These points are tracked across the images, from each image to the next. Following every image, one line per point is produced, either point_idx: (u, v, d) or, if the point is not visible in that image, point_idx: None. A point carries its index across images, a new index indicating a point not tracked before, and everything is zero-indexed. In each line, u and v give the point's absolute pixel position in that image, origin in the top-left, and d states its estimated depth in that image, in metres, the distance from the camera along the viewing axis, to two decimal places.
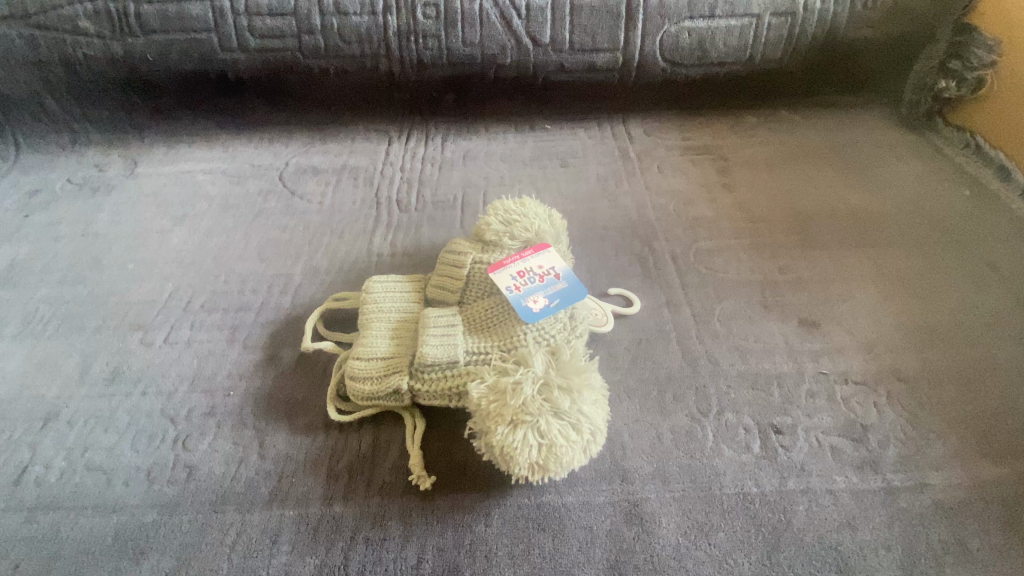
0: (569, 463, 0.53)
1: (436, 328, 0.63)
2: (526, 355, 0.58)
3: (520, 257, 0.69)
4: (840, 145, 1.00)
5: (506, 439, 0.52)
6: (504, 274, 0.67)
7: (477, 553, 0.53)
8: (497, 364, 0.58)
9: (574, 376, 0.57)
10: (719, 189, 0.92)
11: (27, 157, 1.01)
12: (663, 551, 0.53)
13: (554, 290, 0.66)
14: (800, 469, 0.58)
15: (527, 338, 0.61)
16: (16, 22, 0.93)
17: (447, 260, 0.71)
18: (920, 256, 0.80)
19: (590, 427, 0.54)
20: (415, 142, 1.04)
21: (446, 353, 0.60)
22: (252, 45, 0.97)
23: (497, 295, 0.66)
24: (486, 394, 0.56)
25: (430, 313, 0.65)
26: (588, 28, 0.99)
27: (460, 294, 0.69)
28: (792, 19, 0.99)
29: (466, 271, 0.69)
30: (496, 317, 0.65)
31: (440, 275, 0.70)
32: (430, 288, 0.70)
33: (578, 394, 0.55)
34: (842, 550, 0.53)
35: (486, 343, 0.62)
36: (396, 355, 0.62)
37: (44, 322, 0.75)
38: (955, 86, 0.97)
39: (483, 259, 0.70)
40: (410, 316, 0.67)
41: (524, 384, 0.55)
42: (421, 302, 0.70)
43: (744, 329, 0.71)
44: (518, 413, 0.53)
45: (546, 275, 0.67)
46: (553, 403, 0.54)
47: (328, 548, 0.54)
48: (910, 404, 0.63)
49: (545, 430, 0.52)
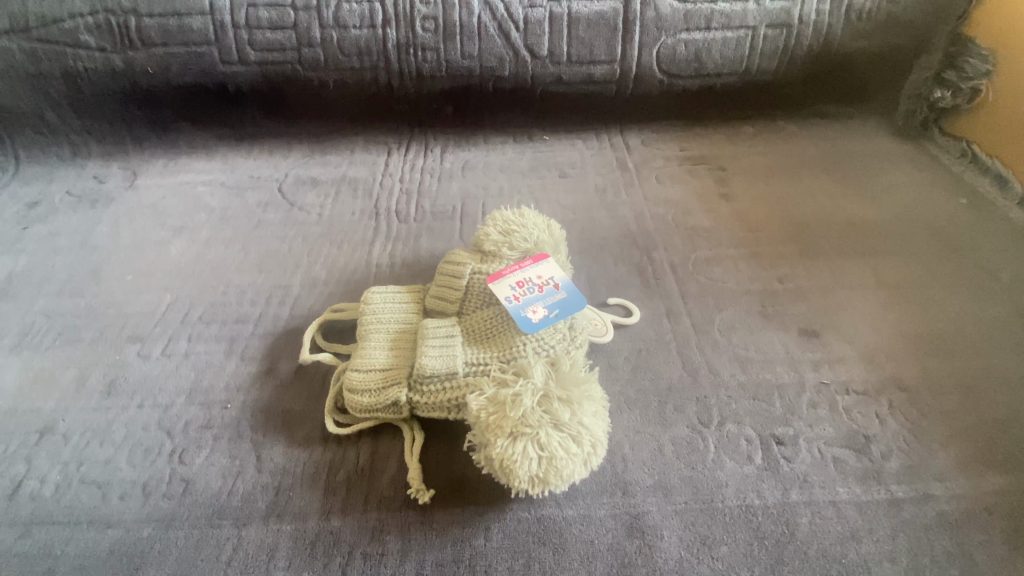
0: (569, 476, 0.53)
1: (435, 339, 0.62)
2: (526, 367, 0.58)
3: (519, 267, 0.69)
4: (838, 155, 1.01)
5: (506, 452, 0.52)
6: (504, 284, 0.67)
7: (476, 568, 0.52)
8: (496, 376, 0.58)
9: (574, 388, 0.56)
10: (718, 199, 0.92)
11: (26, 169, 1.01)
12: (666, 565, 0.52)
13: (554, 300, 0.65)
14: (803, 481, 0.58)
15: (527, 349, 0.61)
16: (17, 36, 0.94)
17: (446, 270, 0.71)
18: (919, 265, 0.80)
19: (591, 439, 0.54)
20: (415, 154, 1.05)
21: (445, 364, 0.60)
22: (252, 58, 0.98)
23: (496, 306, 0.66)
24: (485, 406, 0.55)
25: (430, 324, 0.64)
26: (586, 40, 0.99)
27: (459, 305, 0.68)
28: (789, 30, 1.00)
29: (465, 281, 0.69)
30: (495, 327, 0.64)
31: (440, 286, 0.70)
32: (430, 298, 0.70)
33: (578, 406, 0.55)
34: (846, 563, 0.52)
35: (486, 354, 0.61)
36: (395, 366, 0.62)
37: (41, 334, 0.74)
38: (951, 95, 0.98)
39: (483, 269, 0.70)
40: (409, 327, 0.67)
41: (524, 396, 0.54)
42: (421, 313, 0.69)
43: (744, 339, 0.71)
44: (517, 425, 0.53)
45: (546, 285, 0.67)
46: (553, 415, 0.54)
47: (326, 564, 0.53)
48: (912, 414, 0.63)
49: (545, 442, 0.52)
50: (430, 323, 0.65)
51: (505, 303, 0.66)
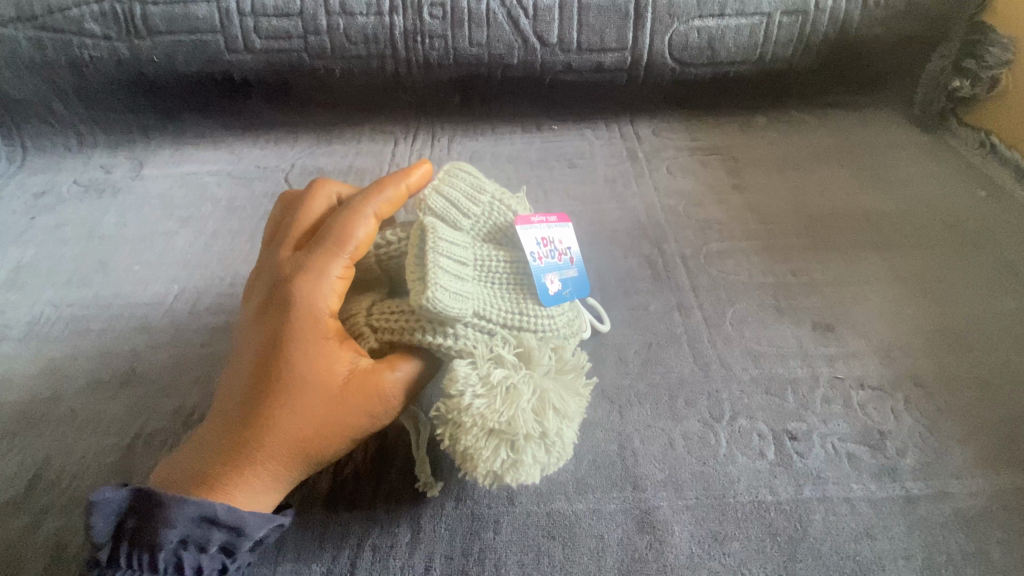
0: (522, 479, 0.48)
1: (447, 266, 0.51)
2: (531, 353, 0.51)
3: (546, 220, 0.59)
4: (853, 145, 0.99)
5: (478, 445, 0.46)
6: (532, 236, 0.57)
7: (486, 561, 0.52)
8: (493, 349, 0.51)
9: (571, 399, 0.51)
10: (729, 190, 0.91)
11: (34, 159, 1.01)
12: (676, 560, 0.52)
13: (569, 275, 0.58)
14: (816, 476, 0.57)
15: (535, 325, 0.54)
16: (24, 25, 0.93)
17: (459, 176, 0.58)
18: (936, 259, 0.78)
19: (560, 450, 0.50)
20: (422, 143, 1.03)
21: (458, 308, 0.50)
22: (258, 46, 0.97)
23: (510, 254, 0.56)
24: (477, 386, 0.48)
25: (443, 240, 0.53)
26: (596, 27, 0.98)
27: (469, 227, 0.57)
28: (803, 17, 0.98)
29: (483, 207, 0.58)
30: (506, 283, 0.56)
31: (449, 187, 0.57)
32: (437, 192, 0.57)
33: (567, 418, 0.50)
34: (860, 560, 0.51)
35: (495, 311, 0.53)
36: (369, 300, 0.56)
37: (50, 324, 0.74)
38: (969, 85, 0.95)
39: (506, 202, 0.59)
40: (381, 256, 0.58)
41: (524, 395, 0.47)
42: (419, 207, 0.57)
43: (757, 333, 0.70)
44: (503, 423, 0.46)
45: (565, 255, 0.59)
46: (543, 425, 0.48)
47: (335, 556, 0.53)
48: (929, 410, 0.62)
49: (520, 447, 0.47)
50: (443, 238, 0.53)
51: (524, 258, 0.56)
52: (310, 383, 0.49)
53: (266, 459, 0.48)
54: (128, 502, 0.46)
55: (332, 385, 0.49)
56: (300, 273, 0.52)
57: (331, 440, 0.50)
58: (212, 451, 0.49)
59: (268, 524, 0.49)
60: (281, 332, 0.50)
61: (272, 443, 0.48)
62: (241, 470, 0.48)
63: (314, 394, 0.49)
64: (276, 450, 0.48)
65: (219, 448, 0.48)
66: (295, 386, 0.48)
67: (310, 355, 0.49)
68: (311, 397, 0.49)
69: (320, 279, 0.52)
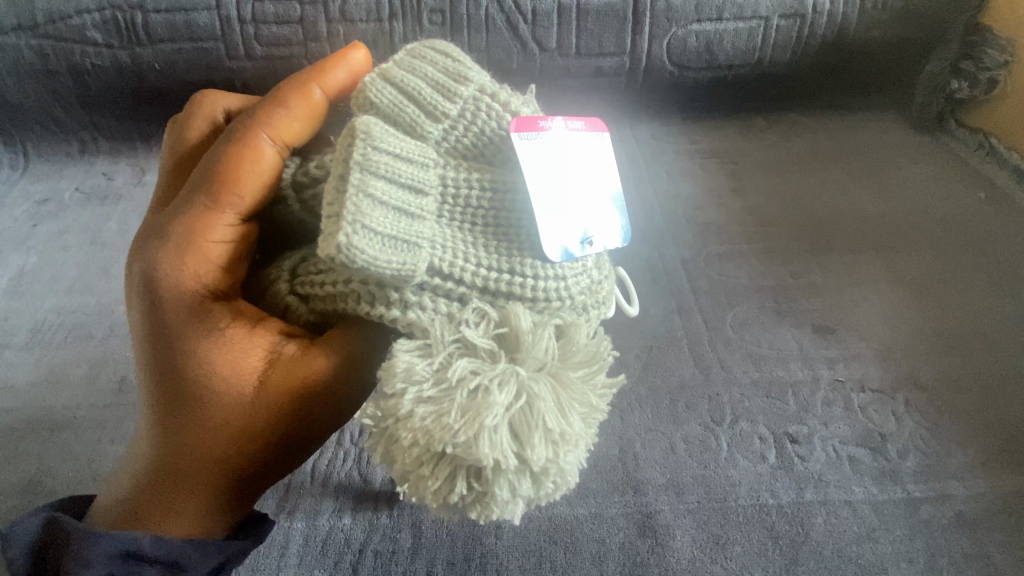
0: (494, 515, 0.36)
1: (384, 193, 0.37)
2: (519, 336, 0.37)
3: (564, 128, 0.43)
4: (851, 147, 1.00)
5: (426, 471, 0.35)
6: (535, 150, 0.41)
7: (488, 566, 0.52)
8: (459, 328, 0.38)
9: (573, 409, 0.36)
10: (727, 194, 0.91)
11: (37, 166, 1.02)
12: (678, 564, 0.52)
13: (597, 214, 0.43)
14: (818, 480, 0.57)
15: (529, 293, 0.40)
16: (25, 33, 0.93)
17: (422, 62, 0.43)
18: (935, 259, 0.78)
19: (555, 480, 0.37)
20: None
21: (400, 266, 0.36)
22: (258, 53, 0.97)
23: (495, 175, 0.42)
24: (426, 384, 0.35)
25: (380, 152, 0.37)
26: (595, 32, 0.97)
27: (436, 135, 0.41)
28: (802, 20, 0.97)
29: (458, 105, 0.41)
30: (483, 216, 0.41)
31: (405, 78, 0.42)
32: (384, 80, 0.42)
33: (567, 443, 0.35)
34: (861, 563, 0.52)
35: (463, 263, 0.39)
36: (295, 258, 0.44)
37: (53, 331, 0.74)
38: (967, 86, 0.96)
39: (496, 102, 0.42)
40: (306, 199, 0.45)
41: (492, 406, 0.34)
42: (357, 109, 0.42)
43: (758, 337, 0.70)
44: (460, 445, 0.33)
45: (589, 180, 0.43)
46: (521, 447, 0.34)
47: (337, 562, 0.53)
48: (930, 414, 0.62)
49: (488, 479, 0.35)
50: (381, 150, 0.38)
51: (517, 178, 0.41)
52: (215, 385, 0.40)
53: (191, 479, 0.41)
54: (42, 535, 0.40)
55: (245, 382, 0.40)
56: (174, 243, 0.41)
57: (261, 443, 0.41)
58: (134, 476, 0.42)
59: (218, 553, 0.42)
60: (166, 327, 0.40)
61: (188, 461, 0.41)
62: (168, 495, 0.41)
63: (222, 397, 0.40)
64: (194, 468, 0.41)
65: (141, 471, 0.42)
66: (198, 392, 0.40)
67: (209, 353, 0.40)
68: (220, 401, 0.40)
69: (204, 250, 0.41)
